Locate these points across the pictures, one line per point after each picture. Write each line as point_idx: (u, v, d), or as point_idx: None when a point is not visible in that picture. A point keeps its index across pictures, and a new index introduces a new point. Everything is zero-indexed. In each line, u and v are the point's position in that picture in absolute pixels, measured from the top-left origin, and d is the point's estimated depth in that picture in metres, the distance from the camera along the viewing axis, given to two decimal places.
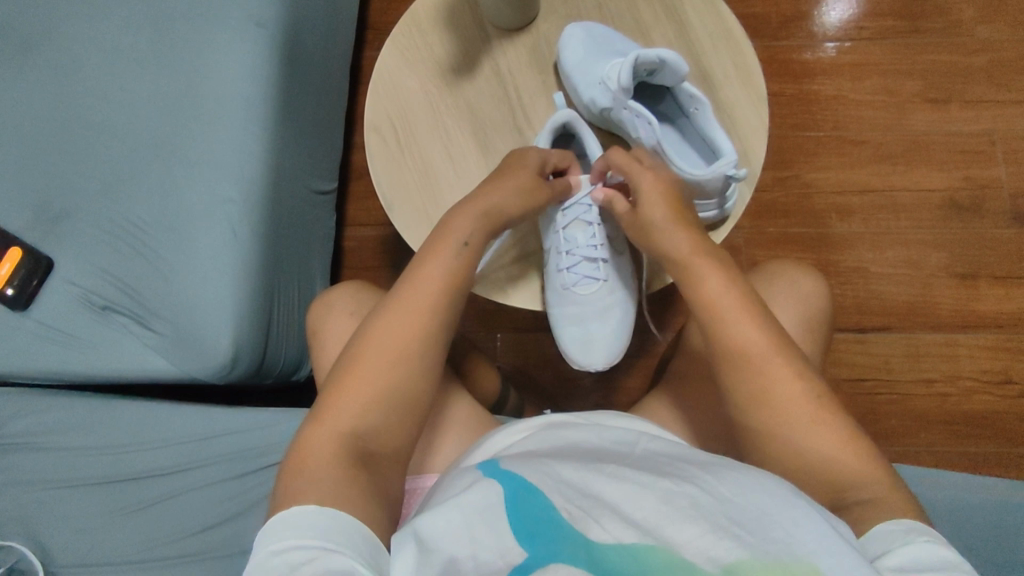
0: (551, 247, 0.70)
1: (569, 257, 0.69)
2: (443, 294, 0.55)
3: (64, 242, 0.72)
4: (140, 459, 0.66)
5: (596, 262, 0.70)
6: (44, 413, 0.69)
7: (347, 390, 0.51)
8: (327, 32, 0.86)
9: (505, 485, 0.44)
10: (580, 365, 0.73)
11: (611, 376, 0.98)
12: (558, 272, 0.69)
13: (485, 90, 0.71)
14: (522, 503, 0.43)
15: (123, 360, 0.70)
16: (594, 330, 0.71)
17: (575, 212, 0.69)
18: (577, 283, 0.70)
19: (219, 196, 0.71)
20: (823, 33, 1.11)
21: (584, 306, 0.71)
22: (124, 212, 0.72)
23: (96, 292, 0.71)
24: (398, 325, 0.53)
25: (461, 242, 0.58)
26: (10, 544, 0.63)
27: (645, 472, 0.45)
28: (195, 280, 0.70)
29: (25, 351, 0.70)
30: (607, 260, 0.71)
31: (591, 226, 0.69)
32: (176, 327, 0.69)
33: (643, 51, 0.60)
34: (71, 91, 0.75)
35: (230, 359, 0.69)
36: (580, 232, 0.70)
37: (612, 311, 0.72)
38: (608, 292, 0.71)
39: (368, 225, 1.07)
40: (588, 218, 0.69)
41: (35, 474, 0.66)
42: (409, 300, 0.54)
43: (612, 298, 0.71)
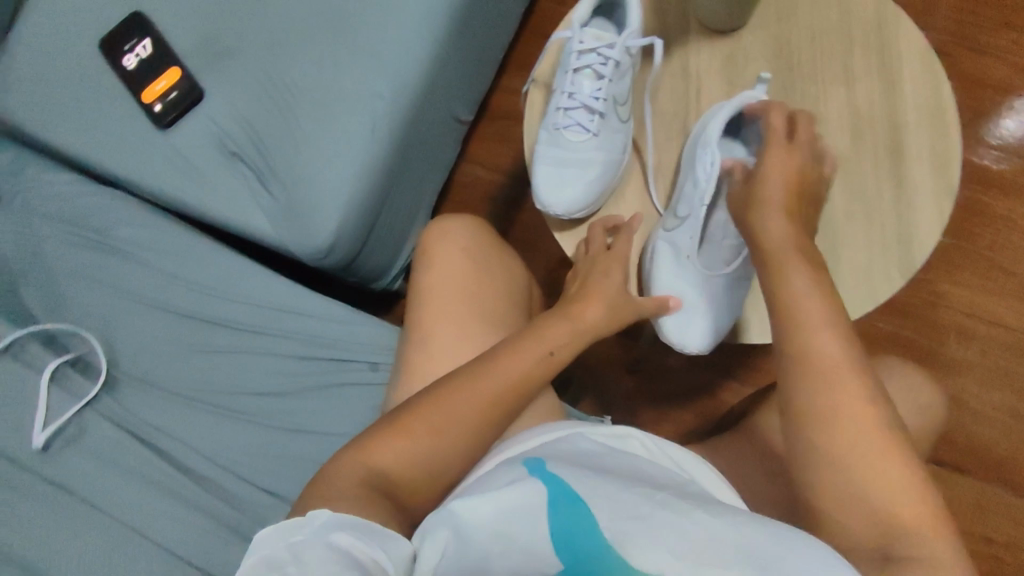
0: (556, 85, 0.62)
1: (569, 99, 0.61)
2: (496, 404, 0.53)
3: (220, 80, 0.74)
4: (216, 305, 0.68)
5: (594, 114, 0.61)
6: (148, 228, 0.71)
7: (389, 436, 0.50)
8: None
9: (547, 486, 0.43)
10: (539, 207, 0.62)
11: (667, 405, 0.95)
12: (553, 110, 0.62)
13: (665, 83, 0.67)
14: (562, 509, 0.42)
15: (234, 209, 0.71)
16: (569, 174, 0.61)
17: (588, 59, 0.60)
18: (567, 129, 0.63)
19: (369, 87, 0.71)
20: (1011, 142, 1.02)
21: (571, 154, 0.62)
22: (281, 71, 0.73)
23: (232, 138, 0.72)
24: (458, 406, 0.52)
25: (542, 355, 0.56)
26: (86, 334, 0.66)
27: (693, 502, 0.43)
28: (323, 160, 0.70)
29: (153, 166, 0.72)
30: (605, 117, 0.62)
31: (602, 78, 0.61)
32: (291, 196, 0.70)
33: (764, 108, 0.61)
34: None
35: (329, 246, 0.70)
36: (588, 81, 0.61)
37: (594, 166, 0.61)
38: (596, 148, 0.62)
39: (486, 167, 1.06)
40: (603, 69, 0.60)
41: (123, 282, 0.69)
42: (473, 386, 0.53)
43: (597, 154, 0.61)
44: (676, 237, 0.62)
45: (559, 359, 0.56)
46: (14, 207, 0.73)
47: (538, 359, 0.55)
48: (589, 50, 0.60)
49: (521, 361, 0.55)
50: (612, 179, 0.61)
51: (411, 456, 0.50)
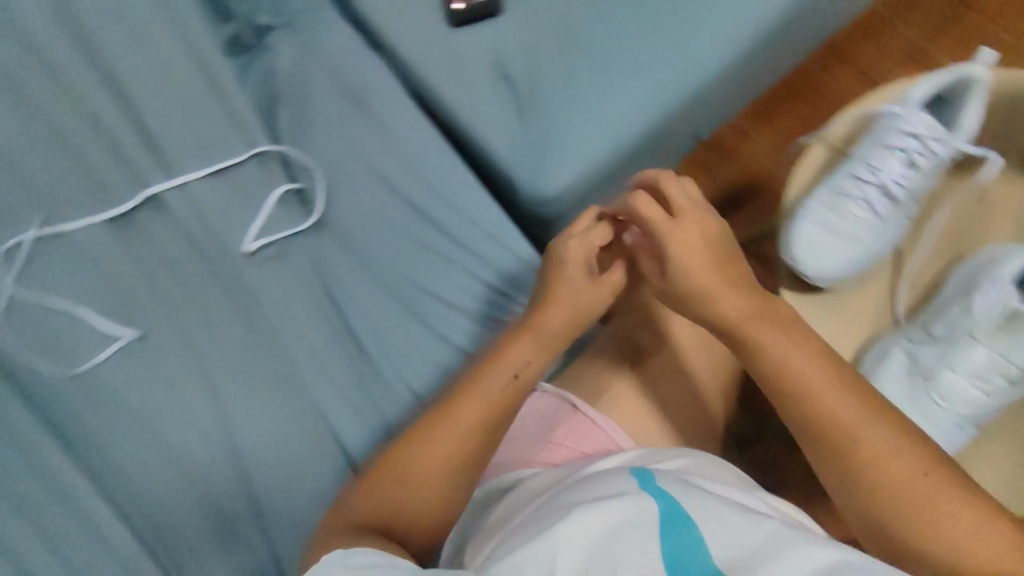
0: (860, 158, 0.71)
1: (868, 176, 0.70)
2: (488, 426, 0.54)
3: (521, 4, 0.74)
4: (431, 202, 0.69)
5: (881, 202, 0.71)
6: (399, 104, 0.72)
7: (386, 475, 0.51)
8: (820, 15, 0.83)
9: (657, 504, 0.43)
10: (790, 260, 0.70)
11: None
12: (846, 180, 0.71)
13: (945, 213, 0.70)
14: (673, 529, 0.41)
15: (485, 126, 0.72)
16: (836, 241, 0.71)
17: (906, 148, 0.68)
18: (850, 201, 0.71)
19: (653, 73, 0.72)
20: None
21: (844, 223, 0.71)
22: (582, 21, 0.73)
23: (510, 61, 0.73)
24: (450, 433, 0.53)
25: (512, 383, 0.56)
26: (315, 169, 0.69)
27: (821, 544, 0.40)
28: (588, 120, 0.71)
29: (427, 53, 0.74)
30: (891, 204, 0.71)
31: (909, 167, 0.69)
32: (543, 137, 0.71)
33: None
34: None
35: (554, 199, 0.71)
36: (896, 165, 0.69)
37: (859, 244, 0.71)
38: (868, 230, 0.71)
39: None
40: (916, 160, 0.69)
41: (357, 143, 0.71)
42: (462, 411, 0.54)
43: (867, 235, 0.71)
44: (924, 355, 0.70)
45: (523, 380, 0.57)
46: (293, 37, 0.75)
47: (512, 393, 0.56)
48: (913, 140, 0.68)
49: (466, 415, 0.53)
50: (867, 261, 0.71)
51: (417, 491, 0.51)
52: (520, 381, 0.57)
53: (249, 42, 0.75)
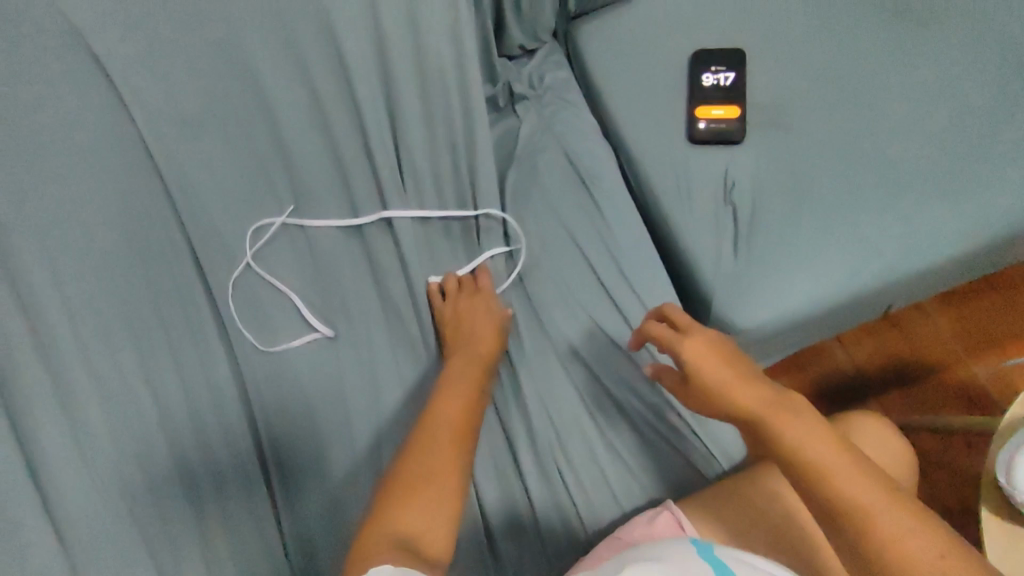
0: None
1: None
2: (454, 441, 0.55)
3: (761, 140, 0.77)
4: (621, 295, 0.73)
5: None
6: (617, 200, 0.77)
7: (385, 504, 0.49)
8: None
9: None
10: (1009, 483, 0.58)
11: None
12: None
13: None
14: None
15: (693, 240, 0.74)
16: None
17: None
18: None
19: (880, 245, 0.72)
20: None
21: None
22: (819, 173, 0.74)
23: (737, 189, 0.75)
24: (433, 448, 0.53)
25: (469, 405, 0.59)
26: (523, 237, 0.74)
27: None
28: (799, 267, 0.72)
29: (658, 160, 0.78)
30: None
31: None
32: (749, 269, 0.72)
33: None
34: (888, 68, 0.77)
35: (743, 331, 0.71)
36: None
37: None
38: None
39: (836, 348, 1.06)
40: None
41: (571, 222, 0.76)
42: (432, 425, 0.56)
43: None
44: None
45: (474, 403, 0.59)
46: (541, 111, 0.82)
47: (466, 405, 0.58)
48: None
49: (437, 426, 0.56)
50: None
51: (428, 513, 0.48)
52: (467, 406, 0.58)
53: (501, 103, 0.82)
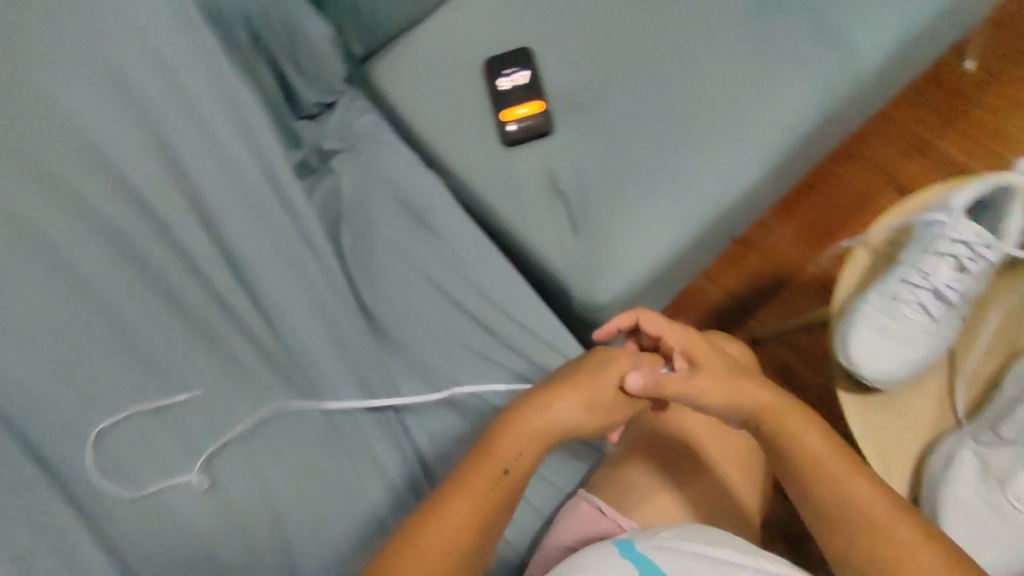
0: (907, 261, 0.66)
1: (920, 278, 0.65)
2: (479, 512, 0.50)
3: (567, 127, 0.81)
4: (486, 310, 0.74)
5: (938, 304, 0.65)
6: (454, 220, 0.78)
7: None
8: (839, 125, 0.89)
9: None
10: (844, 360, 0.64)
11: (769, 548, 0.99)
12: (898, 280, 0.65)
13: (1002, 294, 0.70)
14: None
15: (535, 236, 0.77)
16: (888, 344, 0.64)
17: (952, 250, 0.63)
18: (906, 303, 0.65)
19: (699, 187, 0.78)
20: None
21: (896, 324, 0.64)
22: (626, 140, 0.79)
23: (560, 176, 0.79)
24: (434, 532, 0.49)
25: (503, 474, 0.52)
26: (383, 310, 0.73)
27: None
28: (635, 229, 0.75)
29: (481, 172, 0.80)
30: (949, 308, 0.65)
31: (963, 272, 0.64)
32: (592, 245, 0.75)
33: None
34: (655, 32, 0.84)
35: (605, 304, 0.74)
36: (947, 269, 0.64)
37: (916, 347, 0.64)
38: (923, 332, 0.64)
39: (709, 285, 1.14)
40: (970, 265, 0.63)
41: (418, 256, 0.76)
42: (454, 499, 0.51)
43: (922, 339, 0.64)
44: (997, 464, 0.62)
45: (518, 472, 0.53)
46: (357, 161, 0.83)
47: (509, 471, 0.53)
48: (963, 242, 0.62)
49: (453, 521, 0.49)
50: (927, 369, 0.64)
51: None
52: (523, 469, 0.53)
53: (316, 165, 0.83)
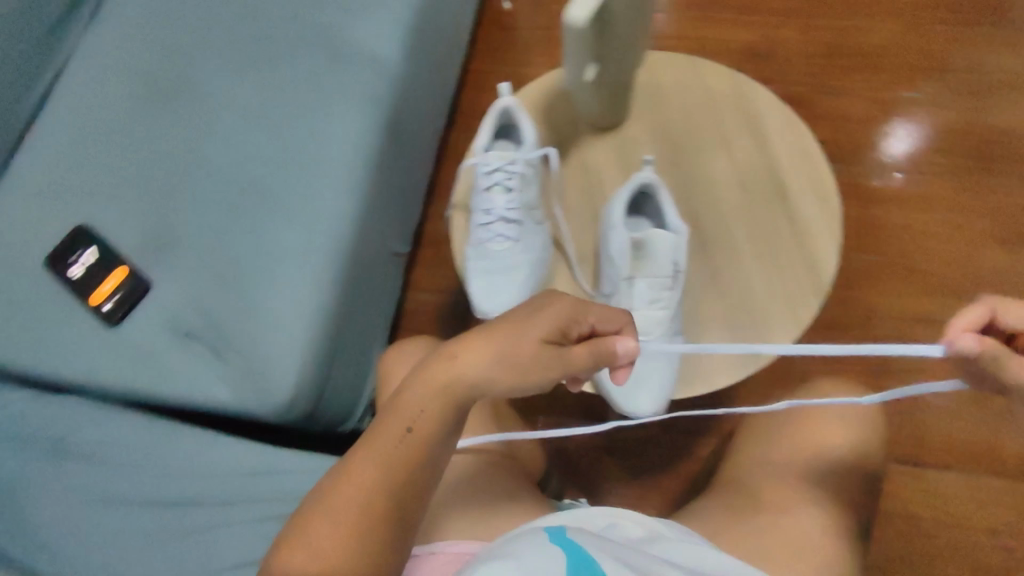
0: (472, 205, 0.68)
1: (486, 215, 0.67)
2: (386, 487, 0.52)
3: (163, 270, 0.77)
4: (190, 485, 0.70)
5: (511, 224, 0.68)
6: (113, 425, 0.73)
7: (325, 510, 0.51)
8: (417, 111, 0.93)
9: (567, 554, 0.52)
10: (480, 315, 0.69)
11: (609, 464, 0.97)
12: (474, 227, 0.68)
13: (569, 181, 0.74)
14: (580, 567, 0.51)
15: (192, 388, 0.73)
16: (501, 281, 0.68)
17: (495, 179, 0.66)
18: (490, 241, 0.68)
19: (309, 244, 0.76)
20: (895, 163, 1.14)
21: (495, 261, 0.68)
22: (220, 248, 0.76)
23: (183, 318, 0.75)
24: (343, 510, 0.51)
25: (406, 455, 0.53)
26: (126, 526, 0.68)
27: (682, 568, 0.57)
28: (274, 319, 0.73)
29: (106, 366, 0.74)
30: (521, 224, 0.68)
31: (512, 190, 0.66)
32: (246, 360, 0.73)
33: (653, 177, 0.64)
34: (197, 135, 0.82)
35: (291, 401, 0.72)
36: (499, 196, 0.66)
37: (520, 270, 0.69)
38: (518, 254, 0.69)
39: (429, 291, 1.11)
40: (511, 183, 0.66)
41: (95, 483, 0.70)
42: (358, 475, 0.52)
43: (519, 260, 0.68)
44: None
45: (421, 433, 0.53)
46: None
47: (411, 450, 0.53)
48: (494, 171, 0.66)
49: (376, 453, 0.53)
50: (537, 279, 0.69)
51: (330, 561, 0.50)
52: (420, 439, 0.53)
53: None
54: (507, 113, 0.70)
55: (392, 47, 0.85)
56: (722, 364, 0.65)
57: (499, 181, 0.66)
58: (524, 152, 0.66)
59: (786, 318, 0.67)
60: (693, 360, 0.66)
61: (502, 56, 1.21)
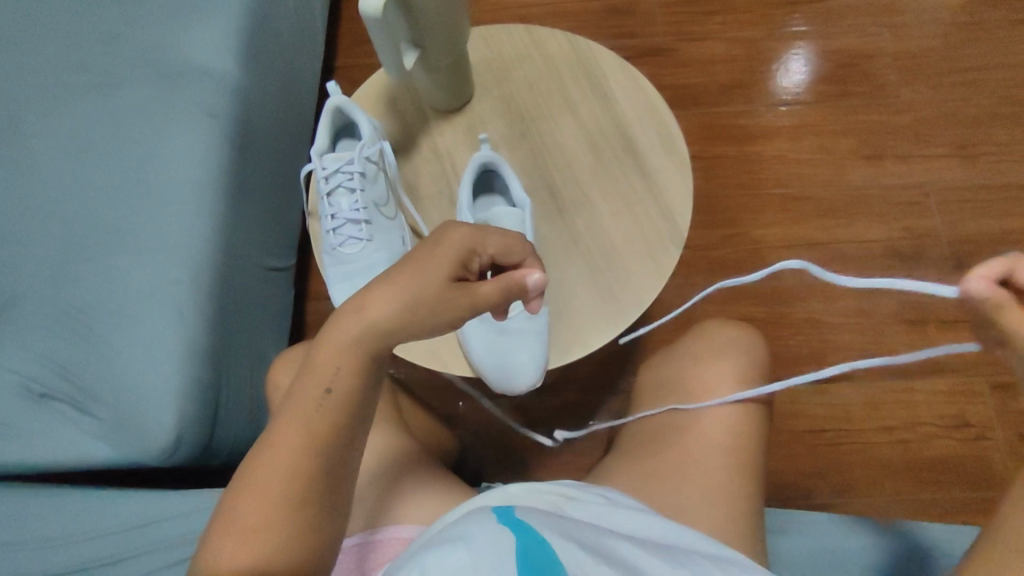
0: (319, 212, 0.68)
1: (334, 219, 0.68)
2: (300, 470, 0.44)
3: (9, 332, 0.72)
4: (76, 551, 0.66)
5: (361, 224, 0.68)
6: None
7: (250, 485, 0.43)
8: (275, 117, 0.88)
9: (516, 535, 0.42)
10: None
11: (533, 436, 0.98)
12: (326, 233, 0.69)
13: (422, 167, 0.73)
14: (535, 552, 0.41)
15: (63, 449, 0.69)
16: (362, 282, 0.68)
17: (335, 183, 0.67)
18: (345, 244, 0.69)
19: (165, 276, 0.72)
20: (786, 99, 1.17)
21: (354, 263, 0.69)
22: (69, 298, 0.72)
23: (40, 379, 0.70)
24: (268, 483, 0.43)
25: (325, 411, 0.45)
26: None
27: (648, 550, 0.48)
28: (138, 362, 0.69)
29: None
30: (372, 222, 0.69)
31: (353, 191, 0.67)
32: (115, 410, 0.68)
33: (492, 154, 0.65)
34: (29, 183, 0.76)
35: (173, 443, 0.68)
36: (343, 198, 0.68)
37: (379, 268, 0.68)
38: (375, 253, 0.69)
39: (328, 300, 1.07)
40: (350, 184, 0.67)
41: None
42: (279, 454, 0.44)
43: (377, 258, 0.68)
44: None
45: (343, 393, 0.46)
46: None
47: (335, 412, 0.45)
48: (331, 175, 0.67)
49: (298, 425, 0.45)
50: None
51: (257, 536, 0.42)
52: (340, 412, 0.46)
53: None
54: (343, 112, 0.70)
55: (225, 57, 0.80)
56: (594, 328, 0.66)
57: (339, 185, 0.67)
58: (356, 150, 0.66)
59: (648, 269, 0.67)
60: (568, 325, 0.67)
61: (366, 49, 1.17)
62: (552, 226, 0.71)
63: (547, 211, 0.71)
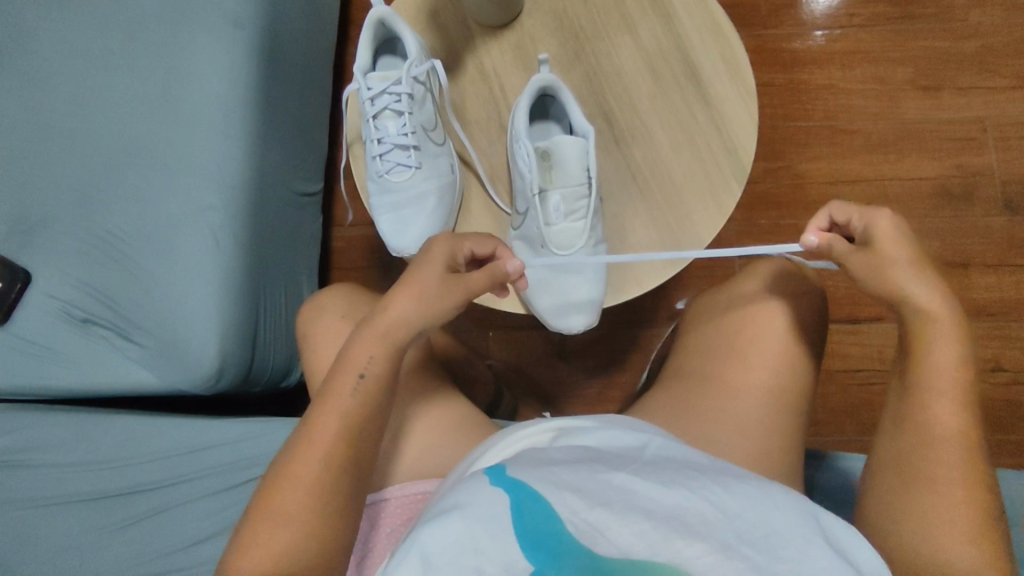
0: (363, 136, 0.66)
1: (380, 144, 0.66)
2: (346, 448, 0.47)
3: (41, 256, 0.70)
4: (126, 475, 0.67)
5: (409, 149, 0.67)
6: (27, 429, 0.69)
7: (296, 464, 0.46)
8: (306, 28, 0.82)
9: (510, 493, 0.40)
10: (398, 254, 0.66)
11: (563, 369, 0.98)
12: (371, 159, 0.66)
13: (468, 90, 0.68)
14: (528, 512, 0.38)
15: (105, 374, 0.68)
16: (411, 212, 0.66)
17: (382, 105, 0.65)
18: (391, 171, 0.67)
19: (198, 201, 0.68)
20: (828, 22, 1.09)
21: (402, 193, 0.67)
22: (101, 221, 0.69)
23: (77, 304, 0.69)
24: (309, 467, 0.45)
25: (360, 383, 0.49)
26: (68, 526, 0.65)
27: (655, 471, 0.44)
28: (178, 288, 0.67)
29: (6, 367, 0.69)
30: (419, 147, 0.67)
31: (401, 114, 0.65)
32: (157, 337, 0.67)
33: (550, 78, 0.63)
34: (48, 98, 0.72)
35: (215, 372, 0.67)
36: (390, 121, 0.66)
37: (429, 197, 0.66)
38: (423, 179, 0.67)
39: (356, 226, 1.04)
40: (398, 107, 0.65)
41: (22, 489, 0.66)
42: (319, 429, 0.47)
43: (425, 185, 0.66)
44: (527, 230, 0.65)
45: (375, 377, 0.49)
46: None
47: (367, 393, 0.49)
48: (378, 97, 0.65)
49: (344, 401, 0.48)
50: (448, 205, 0.66)
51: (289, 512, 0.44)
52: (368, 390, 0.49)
53: None
54: (384, 27, 0.65)
55: None
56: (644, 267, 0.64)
57: (386, 107, 0.65)
58: (405, 68, 0.64)
59: (703, 206, 0.64)
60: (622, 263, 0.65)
61: None
62: (607, 158, 0.67)
63: (603, 142, 0.68)
